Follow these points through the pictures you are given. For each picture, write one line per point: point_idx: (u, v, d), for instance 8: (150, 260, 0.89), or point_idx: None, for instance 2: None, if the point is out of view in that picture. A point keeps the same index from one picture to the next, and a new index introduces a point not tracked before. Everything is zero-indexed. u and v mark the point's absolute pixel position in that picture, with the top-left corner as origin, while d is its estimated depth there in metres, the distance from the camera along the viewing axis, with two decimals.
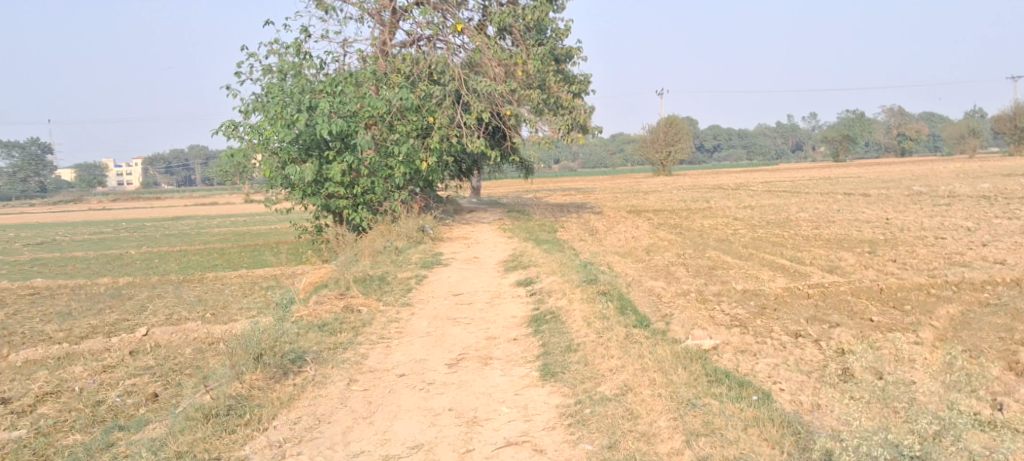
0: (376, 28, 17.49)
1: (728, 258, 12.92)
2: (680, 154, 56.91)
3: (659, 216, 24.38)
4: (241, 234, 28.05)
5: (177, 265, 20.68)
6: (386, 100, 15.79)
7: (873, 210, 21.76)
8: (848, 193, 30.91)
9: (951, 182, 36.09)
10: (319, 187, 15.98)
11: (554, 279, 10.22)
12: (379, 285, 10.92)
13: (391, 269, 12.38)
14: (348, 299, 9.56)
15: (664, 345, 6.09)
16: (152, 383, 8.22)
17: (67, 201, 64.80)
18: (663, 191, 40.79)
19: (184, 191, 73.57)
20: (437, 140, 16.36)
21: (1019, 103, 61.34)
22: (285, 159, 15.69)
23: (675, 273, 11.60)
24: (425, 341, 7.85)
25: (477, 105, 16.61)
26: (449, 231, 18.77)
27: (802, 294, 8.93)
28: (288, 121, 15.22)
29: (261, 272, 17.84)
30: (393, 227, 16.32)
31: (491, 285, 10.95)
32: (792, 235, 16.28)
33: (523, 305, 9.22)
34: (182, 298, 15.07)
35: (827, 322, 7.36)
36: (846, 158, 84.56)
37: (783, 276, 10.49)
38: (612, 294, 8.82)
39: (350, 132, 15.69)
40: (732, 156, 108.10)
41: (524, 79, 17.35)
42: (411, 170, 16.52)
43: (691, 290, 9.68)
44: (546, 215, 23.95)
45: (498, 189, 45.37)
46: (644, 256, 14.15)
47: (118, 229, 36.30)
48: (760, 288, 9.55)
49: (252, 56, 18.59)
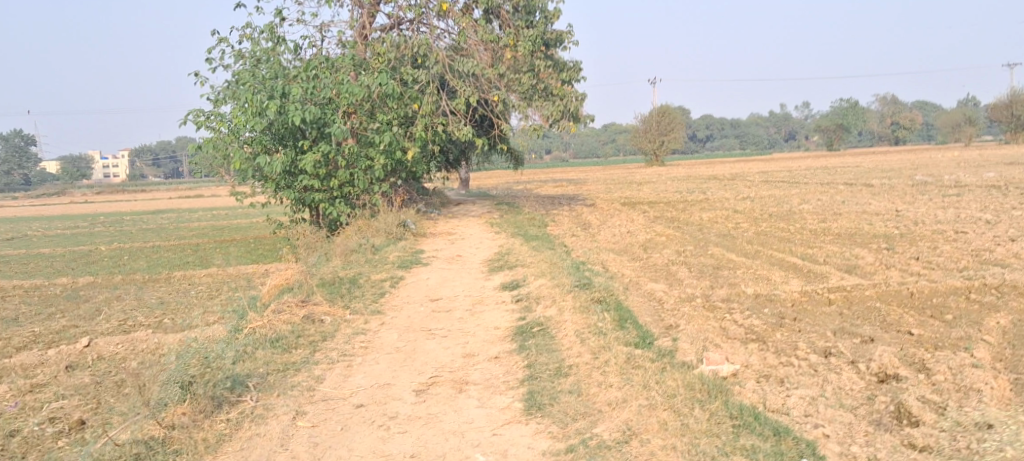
0: (354, 11, 16.38)
1: (733, 256, 11.91)
2: (674, 144, 55.90)
3: (656, 209, 23.35)
4: (219, 229, 26.90)
5: (147, 263, 19.54)
6: (365, 86, 14.65)
7: (878, 201, 20.75)
8: (848, 184, 29.96)
9: (953, 171, 35.17)
10: (293, 180, 14.85)
11: (544, 283, 9.19)
12: (350, 289, 9.86)
13: (366, 270, 11.33)
14: (311, 308, 8.50)
15: (672, 371, 5.05)
16: (81, 407, 7.15)
17: (53, 194, 63.42)
18: (657, 182, 39.86)
19: (170, 183, 72.29)
20: (421, 128, 15.23)
21: (1014, 92, 60.58)
22: (257, 150, 14.59)
23: (677, 273, 10.60)
24: (391, 359, 6.80)
25: (463, 90, 15.57)
26: (434, 225, 17.72)
27: (824, 301, 7.92)
28: (259, 109, 14.09)
29: (232, 272, 16.72)
30: (373, 222, 15.22)
31: (474, 289, 9.91)
32: (798, 230, 15.24)
33: (507, 314, 8.17)
34: (144, 300, 13.96)
35: (859, 335, 6.34)
36: (840, 148, 83.75)
37: (797, 279, 9.46)
38: (608, 300, 7.81)
39: (327, 121, 14.59)
40: (724, 145, 107.24)
41: (513, 65, 16.12)
42: (392, 161, 15.41)
43: (696, 296, 8.65)
44: (537, 208, 22.90)
45: (488, 181, 44.33)
46: (642, 253, 13.12)
47: (95, 223, 35.06)
48: (774, 293, 8.52)
49: (223, 41, 17.51)
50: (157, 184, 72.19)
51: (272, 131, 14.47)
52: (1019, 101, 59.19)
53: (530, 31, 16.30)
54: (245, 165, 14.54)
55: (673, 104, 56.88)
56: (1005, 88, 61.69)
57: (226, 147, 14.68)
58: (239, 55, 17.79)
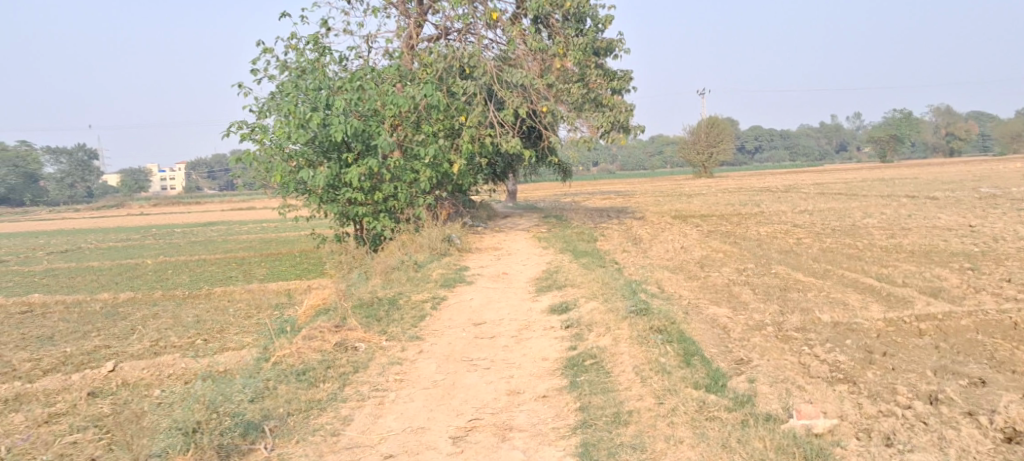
0: (401, 19, 15.84)
1: (800, 276, 11.03)
2: (723, 156, 54.61)
3: (709, 222, 22.35)
4: (265, 242, 26.63)
5: (189, 278, 19.21)
6: (411, 96, 14.10)
7: (949, 215, 19.52)
8: (911, 196, 28.57)
9: (1021, 183, 33.41)
10: (336, 194, 14.30)
11: (596, 307, 8.44)
12: (387, 312, 9.23)
13: (406, 290, 10.71)
14: (344, 334, 7.89)
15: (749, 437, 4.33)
16: (95, 443, 6.62)
17: (109, 206, 64.46)
18: (708, 194, 38.66)
19: (221, 195, 73.12)
20: (467, 141, 14.67)
21: None
22: (300, 163, 14.12)
23: (741, 295, 9.76)
24: (428, 396, 6.11)
25: (511, 101, 14.90)
26: (479, 240, 17.09)
27: (914, 331, 7.01)
28: (302, 121, 13.63)
29: (272, 288, 16.26)
30: (416, 237, 14.65)
31: (520, 312, 9.19)
32: (867, 246, 14.20)
33: (556, 342, 7.43)
34: (181, 319, 13.54)
35: (966, 376, 5.47)
36: (895, 159, 81.22)
37: (877, 304, 8.53)
38: (671, 327, 7.02)
39: (371, 133, 14.06)
40: (775, 156, 105.05)
41: (562, 75, 15.49)
42: (438, 173, 14.83)
43: (767, 323, 7.80)
44: (585, 221, 22.10)
45: (534, 193, 43.65)
46: (699, 271, 12.26)
47: (145, 236, 35.16)
48: (855, 321, 7.63)
49: (266, 51, 17.17)
50: (209, 196, 73.04)
51: (315, 143, 13.96)
52: None
53: (581, 39, 15.55)
54: (287, 178, 14.07)
55: (722, 115, 55.59)
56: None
57: (269, 160, 14.23)
58: (283, 66, 17.37)
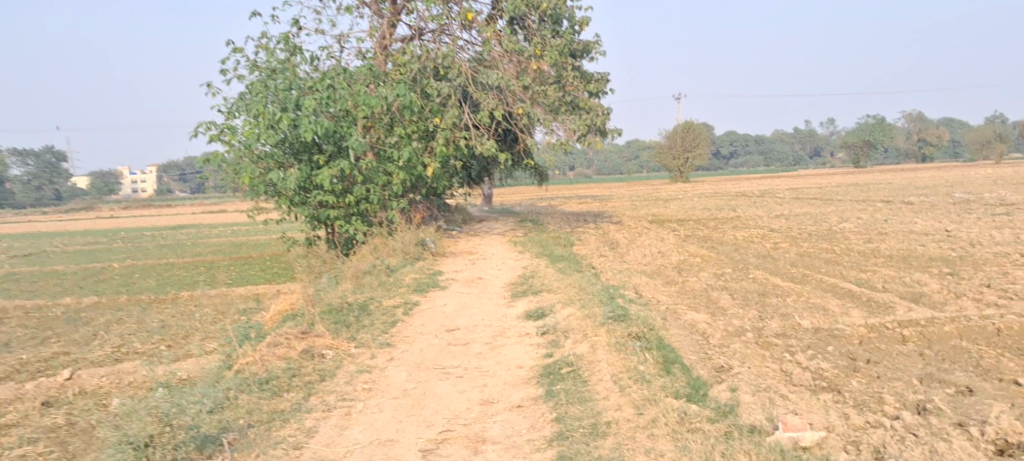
0: (374, 20, 15.56)
1: (778, 280, 10.90)
2: (699, 160, 54.78)
3: (686, 227, 22.26)
4: (236, 246, 26.15)
5: (156, 282, 18.73)
6: (384, 97, 13.82)
7: (923, 220, 19.57)
8: (885, 202, 28.72)
9: (992, 188, 33.75)
10: (307, 196, 13.97)
11: (572, 313, 8.23)
12: (358, 318, 8.95)
13: (378, 294, 10.43)
14: (311, 341, 7.61)
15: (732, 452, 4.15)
16: (46, 456, 6.28)
17: (78, 209, 63.30)
18: (683, 199, 38.66)
19: (193, 198, 72.08)
20: (441, 143, 14.41)
21: None
22: (270, 165, 13.76)
23: (720, 299, 9.60)
24: (397, 406, 5.85)
25: (486, 103, 14.67)
26: (454, 244, 16.84)
27: (897, 338, 6.87)
28: (271, 121, 13.29)
29: (241, 292, 15.86)
30: (389, 241, 14.36)
31: (495, 318, 8.95)
32: (844, 251, 14.14)
33: (531, 349, 7.21)
34: (145, 324, 13.12)
35: (953, 385, 5.33)
36: (868, 165, 82.04)
37: (858, 310, 8.39)
38: (648, 334, 6.81)
39: (343, 134, 13.75)
40: (749, 161, 105.74)
41: (539, 77, 15.31)
42: (411, 176, 14.55)
43: (747, 329, 7.62)
44: (562, 225, 21.92)
45: (510, 197, 43.41)
46: (677, 276, 12.09)
47: (113, 240, 34.41)
48: (836, 327, 7.48)
49: (236, 52, 16.79)
50: (181, 200, 71.97)
51: (286, 144, 13.63)
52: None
53: (558, 41, 15.47)
54: (256, 181, 13.70)
55: (698, 120, 55.79)
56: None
57: (238, 162, 13.87)
58: (254, 66, 17.00)
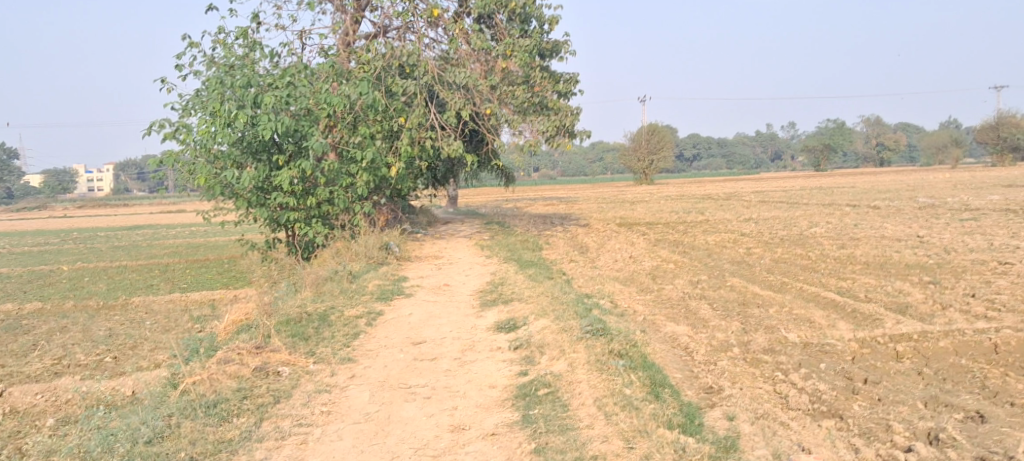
0: (336, 16, 14.95)
1: (756, 289, 10.53)
2: (664, 163, 54.76)
3: (655, 231, 21.92)
4: (193, 248, 25.24)
5: (106, 286, 17.86)
6: (346, 95, 13.24)
7: (893, 225, 19.43)
8: (852, 206, 28.68)
9: (953, 193, 34.03)
10: (266, 198, 13.33)
11: (548, 325, 7.74)
12: (317, 330, 8.37)
13: (339, 303, 9.85)
14: (266, 356, 7.02)
15: None
16: None
17: (30, 208, 61.40)
18: (649, 201, 38.46)
19: (151, 198, 70.19)
20: (406, 143, 13.86)
21: (1002, 113, 60.07)
22: (226, 165, 13.10)
23: (699, 309, 9.20)
24: (360, 432, 5.32)
25: (453, 102, 14.15)
26: (419, 248, 16.29)
27: (891, 354, 6.51)
28: (228, 119, 12.63)
29: (195, 298, 15.11)
30: (352, 245, 13.78)
31: (464, 329, 8.45)
32: (819, 257, 13.86)
33: (504, 366, 6.71)
34: (91, 332, 12.34)
35: (962, 410, 4.97)
36: (827, 169, 83.00)
37: (844, 322, 8.03)
38: (631, 351, 6.36)
39: (304, 133, 13.14)
40: (712, 164, 106.50)
41: (506, 76, 14.83)
42: (375, 177, 13.96)
43: (732, 344, 7.20)
44: (529, 228, 21.46)
45: (477, 199, 42.83)
46: (651, 283, 11.67)
47: (63, 240, 33.15)
48: (825, 342, 7.10)
49: (191, 46, 16.07)
50: (138, 199, 70.04)
51: (243, 143, 12.96)
52: (1007, 123, 58.65)
53: (527, 41, 14.83)
54: (212, 181, 13.03)
55: (662, 123, 55.82)
56: (996, 109, 61.26)
57: (192, 161, 13.18)
58: (211, 63, 16.27)
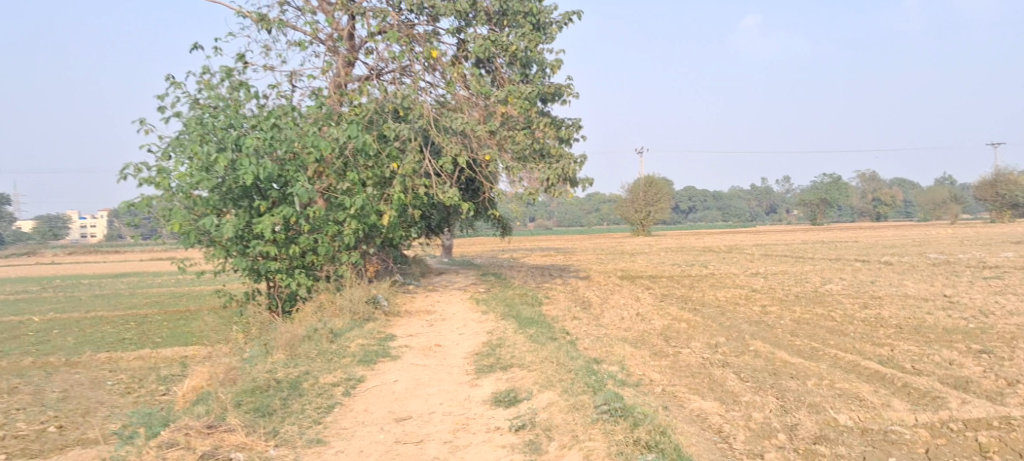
0: (328, 58, 14.00)
1: (784, 355, 9.41)
2: (661, 214, 53.93)
3: (660, 285, 20.85)
4: (174, 298, 23.99)
5: (73, 340, 16.58)
6: (334, 139, 12.22)
7: (914, 283, 18.30)
8: (863, 261, 27.54)
9: (961, 249, 33.05)
10: (246, 246, 12.21)
11: (555, 400, 6.63)
12: (286, 402, 7.25)
13: (315, 367, 8.71)
14: (219, 438, 5.96)
15: None
16: None
17: (17, 254, 60.02)
18: (648, 253, 37.43)
19: (142, 244, 68.70)
20: (399, 191, 12.80)
21: (1000, 170, 59.61)
22: (204, 211, 11.99)
23: (725, 380, 8.09)
24: None
25: (449, 148, 13.12)
26: (411, 301, 15.16)
27: (974, 446, 5.44)
28: (206, 162, 11.57)
29: (166, 355, 13.86)
30: (336, 298, 12.65)
31: (456, 402, 7.29)
32: (844, 318, 12.76)
33: (505, 454, 5.61)
34: (43, 394, 11.13)
35: None
36: (824, 222, 82.31)
37: (901, 401, 6.90)
38: (666, 446, 5.22)
39: (288, 179, 12.09)
40: (708, 217, 105.91)
41: (506, 121, 13.82)
42: (365, 225, 12.86)
43: (775, 428, 6.09)
44: (528, 281, 20.33)
45: (471, 249, 41.76)
46: (664, 346, 10.51)
47: (41, 288, 31.77)
48: (888, 429, 5.97)
49: (175, 86, 15.15)
50: (131, 245, 68.64)
51: (222, 188, 11.93)
52: (1006, 180, 58.11)
53: (528, 87, 13.81)
54: (187, 228, 11.92)
55: (659, 175, 55.10)
56: (994, 167, 60.74)
57: (166, 207, 12.07)
58: (194, 104, 15.34)
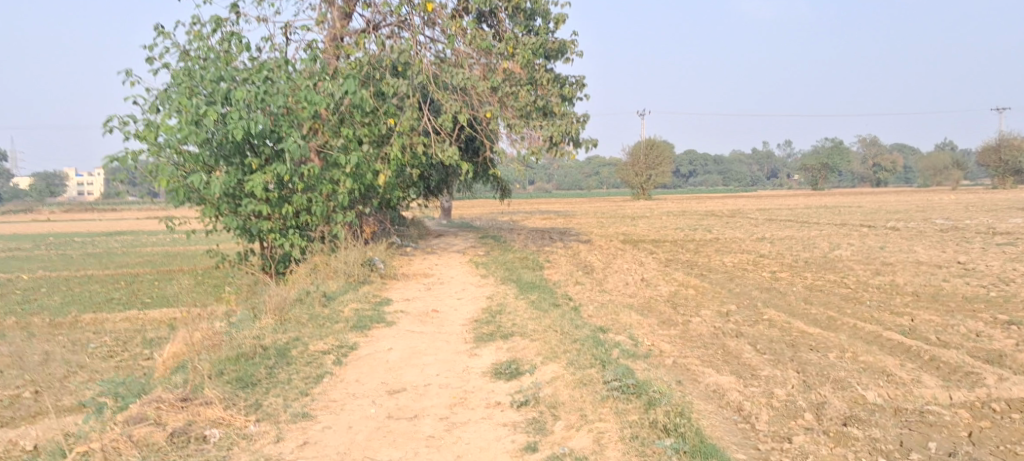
0: (323, 9, 13.33)
1: (800, 325, 8.93)
2: (662, 178, 53.31)
3: (664, 249, 20.36)
4: (168, 257, 23.51)
5: (60, 300, 16.09)
6: (329, 94, 11.59)
7: (925, 249, 17.79)
8: (868, 227, 26.96)
9: (967, 215, 32.49)
10: (237, 205, 11.64)
11: (561, 373, 6.14)
12: (271, 372, 6.75)
13: (304, 334, 8.21)
14: (194, 413, 5.48)
15: None
16: None
17: (13, 212, 59.46)
18: (649, 217, 36.89)
19: (139, 203, 68.16)
20: (397, 149, 12.20)
21: (1004, 136, 58.86)
22: (193, 168, 11.39)
23: (739, 351, 7.60)
24: None
25: (449, 105, 12.49)
26: (408, 264, 14.64)
27: (1020, 434, 4.98)
28: (195, 116, 10.96)
29: (155, 316, 13.38)
30: (331, 260, 12.12)
31: (454, 372, 6.80)
32: (858, 286, 12.27)
33: (507, 433, 5.14)
34: (23, 356, 10.66)
35: None
36: (825, 187, 81.68)
37: (931, 376, 6.41)
38: (684, 433, 4.72)
39: (281, 135, 11.47)
40: (708, 181, 105.28)
41: (509, 78, 13.01)
42: (361, 185, 12.30)
43: (800, 405, 5.61)
44: (528, 244, 19.82)
45: (470, 211, 41.27)
46: (672, 314, 10.02)
47: (35, 245, 31.26)
48: (924, 408, 5.48)
49: (164, 37, 14.48)
50: (127, 204, 68.03)
51: (213, 143, 11.33)
52: (1008, 145, 57.40)
53: (531, 38, 13.29)
54: (175, 184, 11.33)
55: (660, 138, 54.39)
56: (999, 132, 59.94)
57: (154, 163, 11.47)
58: (185, 57, 14.70)
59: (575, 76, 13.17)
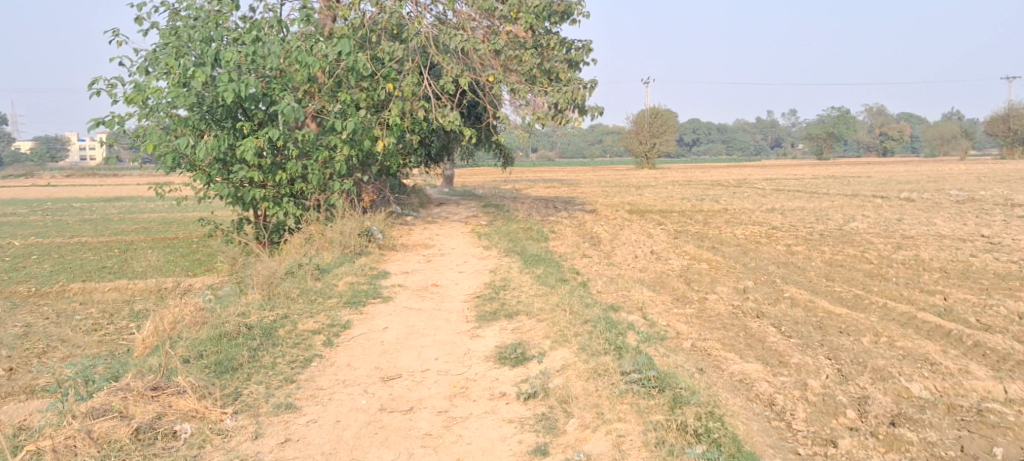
0: None
1: (824, 304, 8.34)
2: (666, 147, 52.46)
3: (672, 220, 19.73)
4: (165, 224, 22.92)
5: (49, 268, 15.50)
6: (323, 55, 10.88)
7: (943, 221, 17.12)
8: (881, 197, 26.22)
9: (979, 186, 31.75)
10: (228, 172, 10.99)
11: (573, 361, 5.55)
12: (254, 353, 6.17)
13: (294, 310, 7.63)
14: (164, 404, 4.92)
15: None
16: None
17: (11, 176, 58.84)
18: (654, 186, 36.21)
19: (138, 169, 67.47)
20: (396, 114, 11.53)
21: (1014, 106, 57.82)
22: (182, 133, 10.71)
23: (763, 334, 7.01)
24: None
25: (450, 68, 11.79)
26: (408, 234, 14.03)
27: None
28: (182, 78, 10.27)
29: (144, 287, 12.81)
30: (326, 229, 11.50)
31: (454, 357, 6.22)
32: (879, 260, 11.66)
33: (513, 433, 4.57)
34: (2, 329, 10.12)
35: None
36: (831, 157, 80.68)
37: (979, 366, 5.83)
38: (716, 438, 4.19)
39: (274, 98, 10.79)
40: (712, 149, 104.23)
41: (512, 40, 12.27)
42: (359, 152, 11.64)
43: (841, 399, 5.04)
44: (532, 213, 19.19)
45: (472, 179, 40.56)
46: (687, 290, 9.44)
47: (30, 211, 30.64)
48: (981, 405, 4.90)
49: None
50: (126, 170, 67.33)
51: (202, 107, 10.65)
52: (1018, 115, 56.36)
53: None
54: (162, 150, 10.66)
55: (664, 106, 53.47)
56: (1009, 102, 58.87)
57: (140, 127, 10.79)
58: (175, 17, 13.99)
59: (582, 40, 12.16)
